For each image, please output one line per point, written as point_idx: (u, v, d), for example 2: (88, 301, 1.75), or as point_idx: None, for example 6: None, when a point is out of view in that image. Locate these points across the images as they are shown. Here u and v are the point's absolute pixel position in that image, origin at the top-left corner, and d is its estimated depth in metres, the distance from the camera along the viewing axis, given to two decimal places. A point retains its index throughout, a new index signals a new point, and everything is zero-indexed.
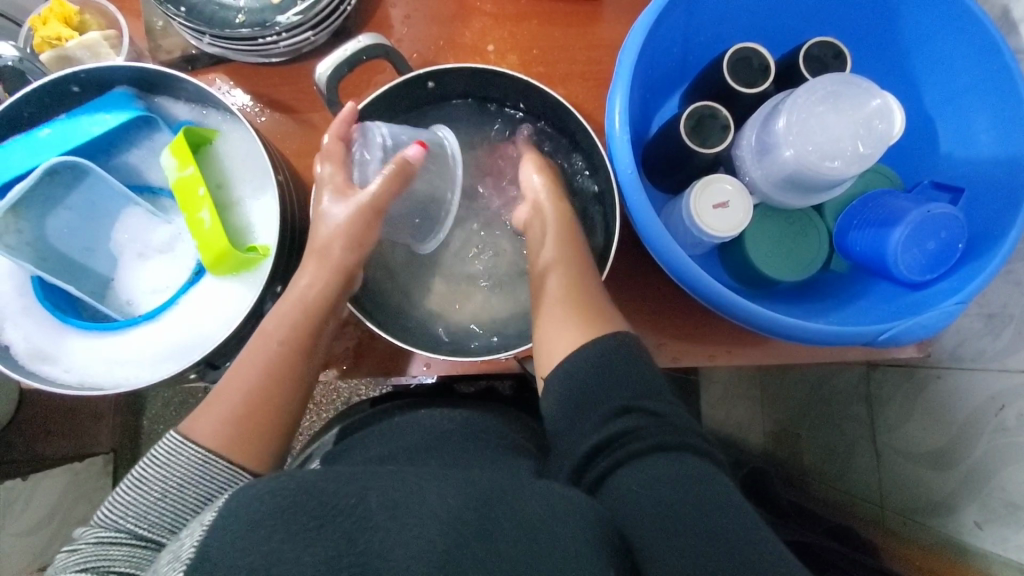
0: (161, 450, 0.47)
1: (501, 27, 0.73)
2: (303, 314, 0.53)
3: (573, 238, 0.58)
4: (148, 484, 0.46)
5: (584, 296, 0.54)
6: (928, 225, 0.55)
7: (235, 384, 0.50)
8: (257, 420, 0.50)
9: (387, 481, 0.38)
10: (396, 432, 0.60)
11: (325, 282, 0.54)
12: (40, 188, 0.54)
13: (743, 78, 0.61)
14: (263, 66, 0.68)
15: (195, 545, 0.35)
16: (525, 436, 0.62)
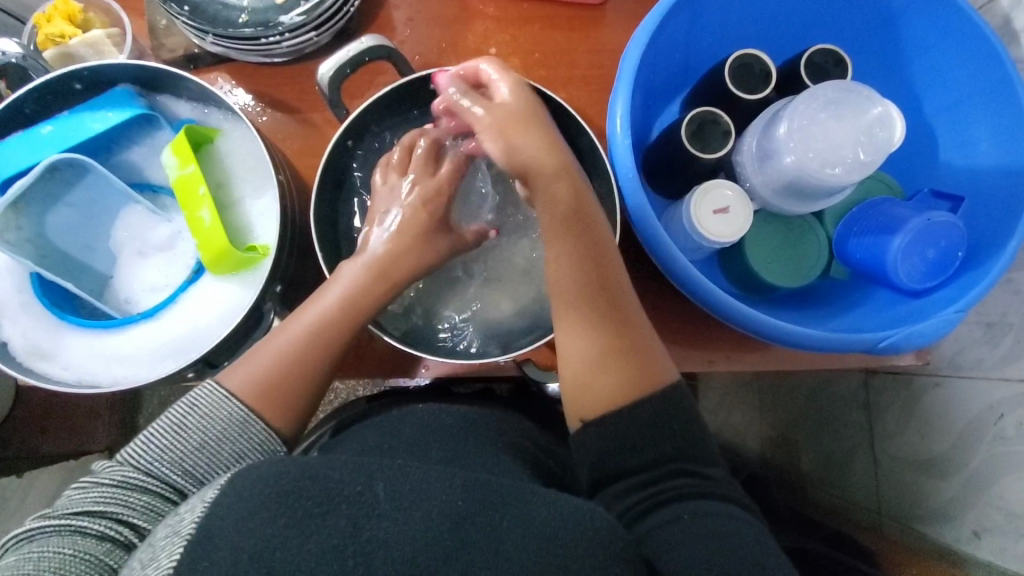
0: (203, 398, 0.47)
1: (503, 30, 0.73)
2: (330, 317, 0.52)
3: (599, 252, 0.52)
4: (187, 432, 0.46)
5: (620, 337, 0.50)
6: (928, 235, 0.55)
7: (264, 356, 0.49)
8: (283, 393, 0.49)
9: (391, 471, 0.37)
10: (391, 426, 0.59)
11: (365, 289, 0.53)
12: (40, 185, 0.54)
13: (744, 85, 0.62)
14: (266, 66, 0.69)
15: (195, 521, 0.36)
16: (522, 436, 0.61)
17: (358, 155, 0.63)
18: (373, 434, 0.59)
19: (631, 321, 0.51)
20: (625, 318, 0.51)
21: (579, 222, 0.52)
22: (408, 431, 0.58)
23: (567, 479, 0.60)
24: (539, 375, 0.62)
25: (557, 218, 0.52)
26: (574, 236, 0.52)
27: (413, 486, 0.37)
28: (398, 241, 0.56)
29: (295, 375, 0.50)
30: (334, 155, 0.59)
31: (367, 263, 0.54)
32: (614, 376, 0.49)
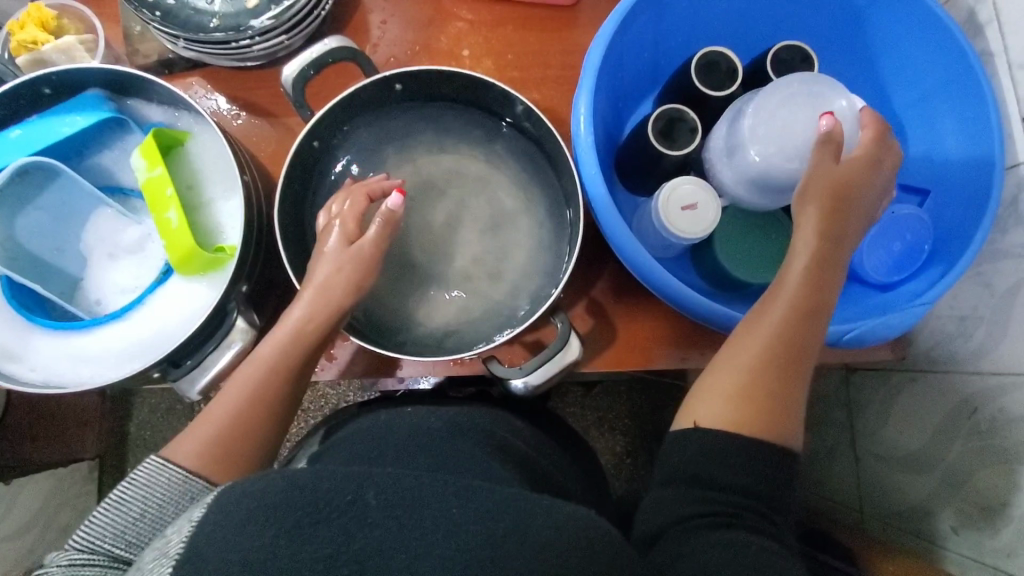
0: (142, 471, 0.46)
1: (477, 32, 0.74)
2: (270, 368, 0.52)
3: (812, 300, 0.49)
4: (128, 505, 0.44)
5: (764, 393, 0.47)
6: (890, 228, 0.59)
7: (228, 400, 0.51)
8: (233, 443, 0.49)
9: (382, 477, 0.36)
10: (375, 431, 0.59)
11: (297, 339, 0.53)
12: (10, 188, 0.55)
13: (709, 81, 0.62)
14: (241, 70, 0.70)
15: (183, 541, 0.34)
16: (509, 438, 0.61)
17: (324, 157, 0.64)
18: (355, 441, 0.59)
19: (789, 379, 0.48)
20: (787, 394, 0.48)
21: (820, 263, 0.49)
22: (391, 432, 0.59)
23: (554, 479, 0.60)
24: (502, 373, 0.58)
25: (816, 265, 0.49)
26: (798, 281, 0.49)
27: (407, 490, 0.35)
28: (318, 295, 0.53)
29: (248, 428, 0.50)
30: (300, 156, 0.59)
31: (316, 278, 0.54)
32: (746, 409, 0.47)
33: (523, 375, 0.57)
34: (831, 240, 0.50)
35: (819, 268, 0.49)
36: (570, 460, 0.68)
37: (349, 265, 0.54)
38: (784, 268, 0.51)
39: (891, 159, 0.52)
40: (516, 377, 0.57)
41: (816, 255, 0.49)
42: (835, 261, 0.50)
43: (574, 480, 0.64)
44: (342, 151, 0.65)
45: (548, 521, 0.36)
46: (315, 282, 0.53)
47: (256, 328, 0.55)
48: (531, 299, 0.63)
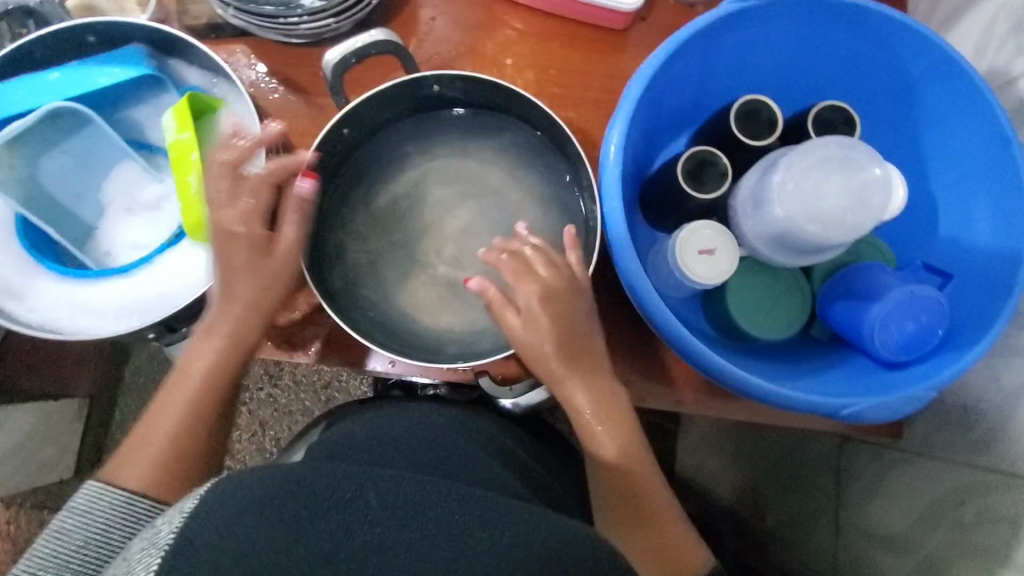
0: (81, 498, 0.49)
1: (523, 43, 0.74)
2: (208, 377, 0.54)
3: (627, 427, 0.56)
4: (70, 533, 0.47)
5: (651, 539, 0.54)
6: (908, 306, 0.55)
7: (167, 410, 0.53)
8: (181, 452, 0.52)
9: (385, 477, 0.35)
10: (374, 424, 0.59)
11: (230, 349, 0.55)
12: (40, 129, 0.55)
13: (749, 128, 0.62)
14: (285, 45, 0.70)
15: (172, 532, 0.34)
16: (510, 445, 0.61)
17: (352, 144, 0.64)
18: (353, 430, 0.59)
19: (654, 500, 0.55)
20: (653, 517, 0.54)
21: (619, 460, 0.55)
22: (392, 425, 0.59)
23: (557, 494, 0.58)
24: (492, 390, 0.61)
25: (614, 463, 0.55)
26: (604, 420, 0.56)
27: (409, 492, 0.34)
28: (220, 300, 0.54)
29: (188, 437, 0.53)
30: (327, 140, 0.59)
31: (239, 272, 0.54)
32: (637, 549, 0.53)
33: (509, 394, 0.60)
34: (625, 440, 0.56)
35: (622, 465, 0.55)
36: (569, 475, 0.67)
37: (242, 259, 0.54)
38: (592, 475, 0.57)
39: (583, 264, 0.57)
40: (506, 396, 0.61)
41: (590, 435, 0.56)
42: (604, 362, 0.57)
43: (575, 496, 0.63)
44: (370, 140, 0.65)
45: (547, 545, 0.33)
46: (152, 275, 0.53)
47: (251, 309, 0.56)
48: None
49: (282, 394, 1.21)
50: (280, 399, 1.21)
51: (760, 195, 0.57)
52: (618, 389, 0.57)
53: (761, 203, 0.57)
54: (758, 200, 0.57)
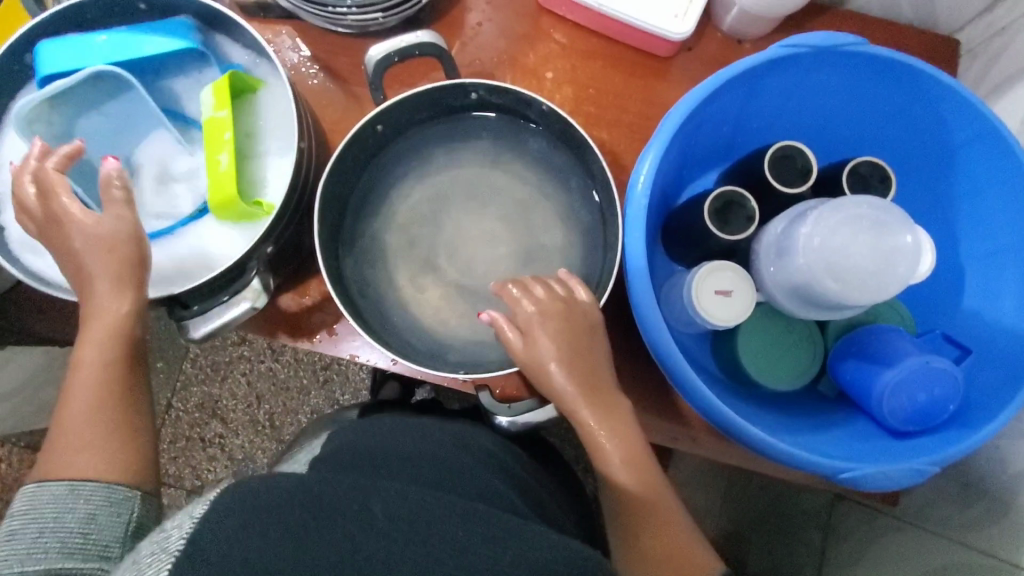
0: (22, 501, 0.48)
1: (566, 58, 0.74)
2: (106, 346, 0.51)
3: (628, 429, 0.53)
4: (20, 532, 0.46)
5: (668, 543, 0.50)
6: (921, 378, 0.54)
7: (78, 393, 0.51)
8: (114, 423, 0.51)
9: (389, 493, 0.37)
10: (377, 434, 0.60)
11: (113, 330, 0.51)
12: (80, 89, 0.56)
13: (781, 175, 0.61)
14: (330, 33, 0.71)
15: (183, 539, 0.35)
16: (514, 464, 0.61)
17: (384, 140, 0.64)
18: (358, 438, 0.59)
19: (662, 505, 0.52)
20: (665, 519, 0.51)
21: (625, 464, 0.52)
22: (396, 435, 0.59)
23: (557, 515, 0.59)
24: (489, 405, 0.59)
25: (625, 464, 0.52)
26: (608, 426, 0.52)
27: (411, 505, 0.36)
28: (88, 258, 0.50)
29: (105, 407, 0.51)
30: (359, 135, 0.60)
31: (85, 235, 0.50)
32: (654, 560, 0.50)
33: (509, 413, 0.59)
34: (625, 444, 0.52)
35: (632, 468, 0.52)
36: (565, 495, 0.67)
37: (100, 246, 0.50)
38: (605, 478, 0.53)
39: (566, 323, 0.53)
40: (502, 413, 0.59)
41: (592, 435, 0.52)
42: (600, 356, 0.54)
43: (572, 517, 0.63)
44: (401, 138, 0.65)
45: (551, 565, 0.34)
46: (84, 266, 0.50)
47: (270, 293, 0.54)
48: None
49: (281, 370, 1.22)
50: (279, 374, 1.22)
51: (785, 243, 0.56)
52: (612, 390, 0.54)
53: (786, 252, 0.56)
54: (783, 249, 0.57)
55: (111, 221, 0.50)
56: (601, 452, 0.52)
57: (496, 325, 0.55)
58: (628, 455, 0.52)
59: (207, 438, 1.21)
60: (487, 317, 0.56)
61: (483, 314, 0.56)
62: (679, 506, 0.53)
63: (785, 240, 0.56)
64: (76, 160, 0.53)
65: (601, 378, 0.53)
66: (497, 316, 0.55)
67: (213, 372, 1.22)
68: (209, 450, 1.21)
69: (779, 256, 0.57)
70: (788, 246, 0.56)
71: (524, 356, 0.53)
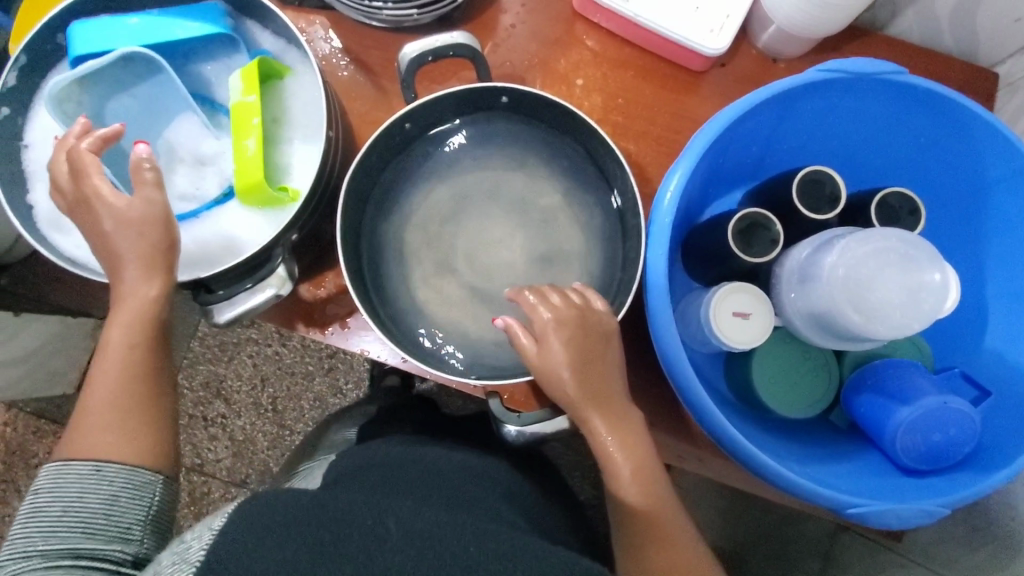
0: (49, 476, 0.49)
1: (597, 66, 0.73)
2: (133, 330, 0.52)
3: (638, 439, 0.52)
4: (46, 508, 0.47)
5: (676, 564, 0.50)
6: (938, 418, 0.53)
7: (103, 375, 0.52)
8: (137, 408, 0.52)
9: (401, 512, 0.39)
10: (386, 467, 0.61)
11: (142, 316, 0.52)
12: (111, 70, 0.57)
13: (809, 200, 0.60)
14: (362, 25, 0.70)
15: (203, 549, 0.36)
16: (516, 492, 0.63)
17: (411, 137, 0.64)
18: (369, 470, 0.61)
19: (672, 525, 0.52)
20: (674, 538, 0.51)
21: (633, 478, 0.51)
22: (404, 470, 0.61)
23: (561, 539, 0.61)
24: (499, 413, 0.59)
25: (631, 480, 0.51)
26: (619, 436, 0.52)
27: (424, 526, 0.38)
28: (119, 241, 0.50)
29: (129, 391, 0.52)
30: (388, 132, 0.60)
31: (115, 219, 0.50)
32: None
33: (519, 423, 0.58)
34: (634, 458, 0.52)
35: (641, 485, 0.51)
36: (563, 514, 0.70)
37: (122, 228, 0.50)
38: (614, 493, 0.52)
39: (586, 336, 0.52)
40: (512, 422, 0.58)
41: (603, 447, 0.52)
42: (614, 366, 0.53)
43: (571, 537, 0.66)
44: (428, 136, 0.65)
45: None
46: (114, 249, 0.50)
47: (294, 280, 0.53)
48: None
49: (287, 355, 1.22)
50: (284, 358, 1.22)
51: (809, 271, 0.55)
52: (625, 402, 0.53)
53: (810, 281, 0.55)
54: (806, 277, 0.56)
55: (143, 204, 0.50)
56: (608, 465, 0.52)
57: (510, 329, 0.54)
58: (636, 469, 0.51)
59: (210, 416, 1.22)
60: (501, 322, 0.55)
61: (499, 319, 0.55)
62: (690, 526, 0.53)
63: (809, 268, 0.55)
64: (112, 143, 0.52)
65: (615, 390, 0.53)
66: (511, 321, 0.54)
67: (220, 352, 1.22)
68: (210, 429, 1.21)
69: (803, 283, 0.56)
70: (812, 275, 0.55)
71: (541, 362, 0.53)
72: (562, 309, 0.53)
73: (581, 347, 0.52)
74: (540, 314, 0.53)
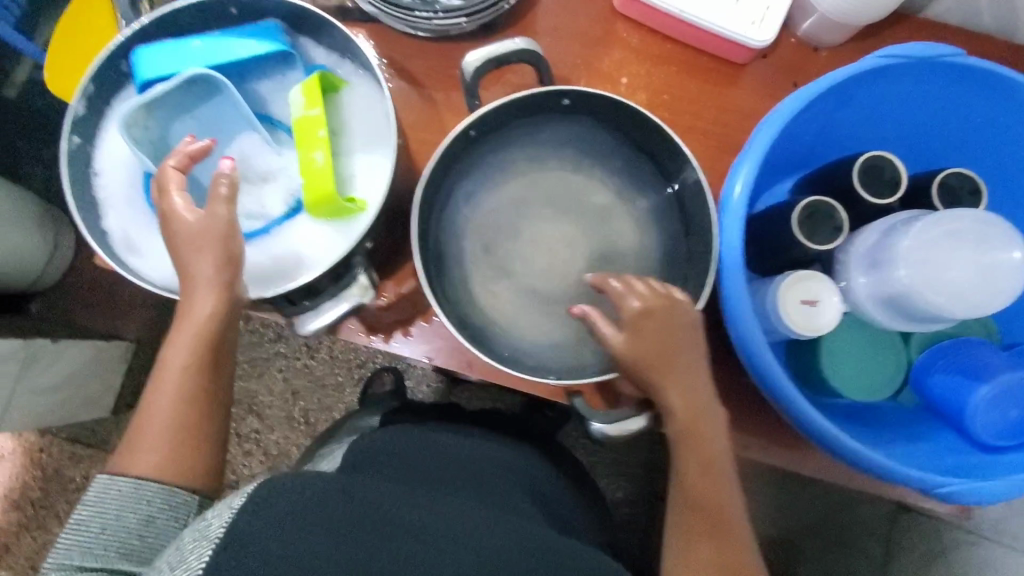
0: (93, 491, 0.52)
1: (640, 63, 0.73)
2: (194, 348, 0.53)
3: (709, 422, 0.54)
4: (87, 523, 0.50)
5: (729, 544, 0.53)
6: (1015, 395, 0.54)
7: (163, 393, 0.53)
8: (187, 429, 0.53)
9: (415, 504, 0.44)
10: (416, 458, 0.65)
11: (199, 335, 0.52)
12: (175, 93, 0.57)
13: (871, 185, 0.60)
14: (407, 36, 0.71)
15: (222, 527, 0.40)
16: (536, 479, 0.67)
17: (471, 144, 0.64)
18: (398, 460, 0.65)
19: (728, 509, 0.54)
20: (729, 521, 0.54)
21: (703, 466, 0.53)
22: (433, 462, 0.65)
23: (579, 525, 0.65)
24: (586, 411, 0.56)
25: (700, 466, 0.53)
26: (692, 420, 0.53)
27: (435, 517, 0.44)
28: (185, 259, 0.51)
29: (180, 411, 0.53)
30: (453, 141, 0.60)
31: (185, 235, 0.51)
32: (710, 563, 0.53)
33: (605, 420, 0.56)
34: (705, 444, 0.53)
35: (706, 469, 0.54)
36: (585, 493, 0.74)
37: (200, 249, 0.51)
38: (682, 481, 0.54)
39: (672, 326, 0.52)
40: (599, 420, 0.56)
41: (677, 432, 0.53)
42: (697, 353, 0.54)
43: (591, 516, 0.70)
44: (487, 140, 0.64)
45: None
46: (184, 264, 0.51)
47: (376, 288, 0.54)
48: None
49: (317, 366, 1.22)
50: (315, 370, 1.22)
51: (880, 256, 0.56)
52: (707, 395, 0.54)
53: (882, 266, 0.56)
54: (877, 262, 0.56)
55: (207, 219, 0.50)
56: (679, 451, 0.54)
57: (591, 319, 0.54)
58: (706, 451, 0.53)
59: (243, 433, 1.22)
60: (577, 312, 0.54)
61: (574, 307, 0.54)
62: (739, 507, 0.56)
63: (881, 253, 0.56)
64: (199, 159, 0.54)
65: (696, 380, 0.53)
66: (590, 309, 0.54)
67: (251, 367, 1.23)
68: (245, 445, 1.21)
69: (872, 269, 0.57)
70: (884, 259, 0.55)
71: (626, 349, 0.52)
72: (651, 299, 0.53)
73: (668, 338, 0.52)
74: (628, 305, 0.53)
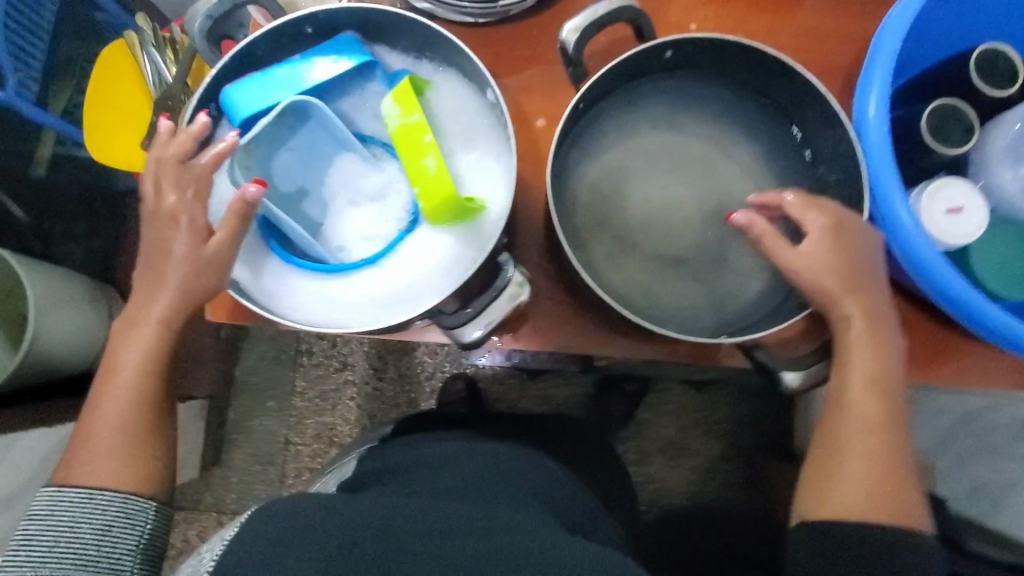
0: (41, 502, 0.52)
1: (705, 6, 0.70)
2: (142, 356, 0.53)
3: (883, 339, 0.52)
4: (37, 537, 0.50)
5: (896, 457, 0.51)
6: None
7: (115, 400, 0.54)
8: (139, 438, 0.54)
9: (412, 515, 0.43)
10: (434, 461, 0.63)
11: (158, 343, 0.53)
12: (268, 129, 0.55)
13: (990, 79, 0.58)
14: (465, 27, 0.68)
15: (213, 558, 0.39)
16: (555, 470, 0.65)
17: (578, 117, 0.60)
18: (423, 464, 0.62)
19: (900, 427, 0.52)
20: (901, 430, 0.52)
21: (875, 380, 0.51)
22: (449, 461, 0.62)
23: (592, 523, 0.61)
24: (772, 363, 0.55)
25: (874, 383, 0.51)
26: (869, 336, 0.51)
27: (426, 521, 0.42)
28: (184, 274, 0.52)
29: (129, 418, 0.54)
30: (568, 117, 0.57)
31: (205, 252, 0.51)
32: (879, 486, 0.50)
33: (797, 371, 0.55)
34: (882, 361, 0.52)
35: (879, 385, 0.51)
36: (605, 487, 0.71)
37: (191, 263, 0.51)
38: (861, 401, 0.51)
39: (854, 242, 0.51)
40: (791, 370, 0.55)
41: (856, 351, 0.51)
42: (870, 270, 0.52)
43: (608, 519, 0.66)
44: (594, 108, 0.61)
45: None
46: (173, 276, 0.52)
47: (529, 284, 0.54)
48: (755, 291, 0.61)
49: (387, 387, 1.18)
50: (386, 393, 1.18)
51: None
52: (883, 311, 0.53)
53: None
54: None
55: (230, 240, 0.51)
56: (852, 369, 0.52)
57: (758, 229, 0.52)
58: (879, 361, 0.51)
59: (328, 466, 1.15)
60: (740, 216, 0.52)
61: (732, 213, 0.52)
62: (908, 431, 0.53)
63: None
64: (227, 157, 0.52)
65: (865, 294, 0.52)
66: (759, 221, 0.52)
67: (322, 402, 1.19)
68: None
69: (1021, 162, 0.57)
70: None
71: (803, 262, 0.51)
72: (823, 216, 0.51)
73: (845, 251, 0.51)
74: (804, 225, 0.52)
